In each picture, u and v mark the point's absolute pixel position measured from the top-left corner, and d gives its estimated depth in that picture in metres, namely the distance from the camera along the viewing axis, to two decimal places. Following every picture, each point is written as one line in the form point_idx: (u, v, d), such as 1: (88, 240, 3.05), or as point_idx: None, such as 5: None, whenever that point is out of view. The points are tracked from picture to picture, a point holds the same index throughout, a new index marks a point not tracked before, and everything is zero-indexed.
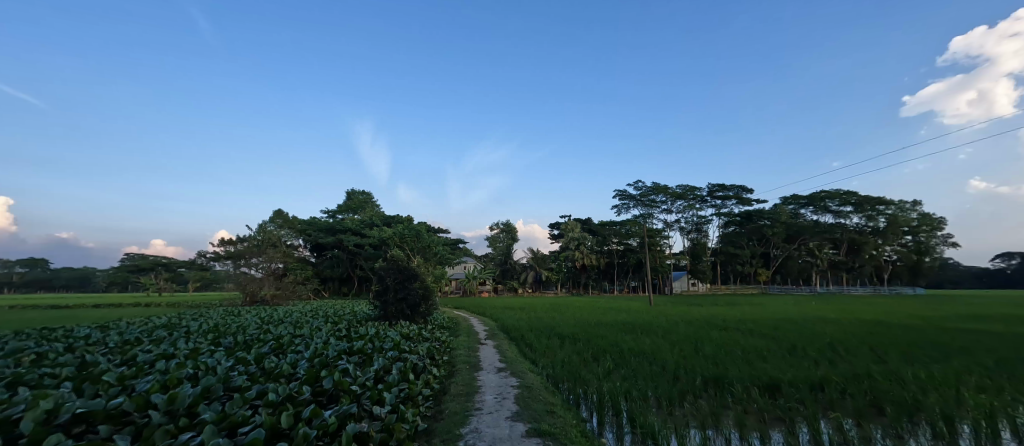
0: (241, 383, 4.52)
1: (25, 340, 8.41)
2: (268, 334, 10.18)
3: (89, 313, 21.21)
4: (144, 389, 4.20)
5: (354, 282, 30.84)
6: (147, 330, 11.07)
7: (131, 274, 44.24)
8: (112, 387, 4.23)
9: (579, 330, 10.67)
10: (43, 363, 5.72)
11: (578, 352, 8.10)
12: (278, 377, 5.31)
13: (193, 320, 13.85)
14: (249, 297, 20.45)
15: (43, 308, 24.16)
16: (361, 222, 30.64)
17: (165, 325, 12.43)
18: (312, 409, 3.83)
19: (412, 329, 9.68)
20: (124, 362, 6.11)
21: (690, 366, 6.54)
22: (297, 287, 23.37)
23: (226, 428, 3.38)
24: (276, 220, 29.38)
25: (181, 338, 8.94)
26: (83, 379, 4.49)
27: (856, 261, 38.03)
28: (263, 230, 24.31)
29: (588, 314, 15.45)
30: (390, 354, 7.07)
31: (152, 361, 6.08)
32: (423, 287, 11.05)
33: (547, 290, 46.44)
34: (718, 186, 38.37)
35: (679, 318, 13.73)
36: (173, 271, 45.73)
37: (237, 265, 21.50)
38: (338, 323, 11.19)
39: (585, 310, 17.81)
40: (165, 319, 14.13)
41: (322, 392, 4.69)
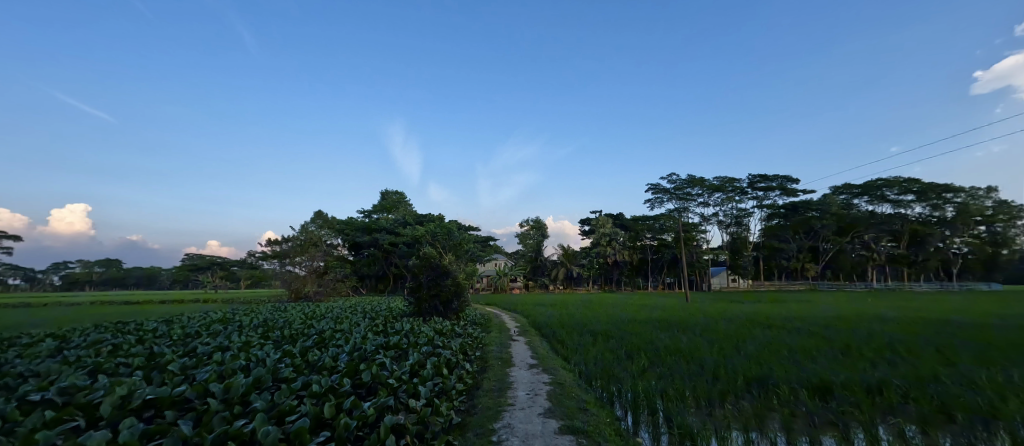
0: (288, 374, 4.69)
1: (99, 334, 9.03)
2: (312, 329, 10.56)
3: (151, 308, 22.69)
4: (204, 378, 4.43)
5: (390, 279, 31.50)
6: (204, 324, 11.74)
7: (189, 273, 47.17)
8: (174, 376, 4.48)
9: (613, 328, 10.49)
10: (119, 353, 6.15)
11: (611, 349, 7.96)
12: (320, 370, 5.47)
13: (245, 314, 14.62)
14: (294, 294, 21.52)
15: (113, 304, 26.26)
16: (395, 222, 31.22)
17: (221, 320, 13.16)
18: (352, 400, 3.92)
19: (445, 325, 9.79)
20: (186, 353, 6.47)
21: (730, 365, 6.29)
22: (338, 284, 24.08)
23: (274, 416, 3.50)
24: (317, 221, 30.43)
25: (234, 332, 9.39)
26: (152, 368, 4.78)
27: (919, 254, 35.87)
28: (304, 230, 25.07)
29: (623, 312, 15.05)
30: (424, 350, 7.12)
31: (210, 353, 6.40)
32: (456, 283, 11.21)
33: (579, 287, 46.08)
34: (759, 177, 36.85)
35: (720, 316, 13.39)
36: (227, 270, 48.07)
37: (283, 263, 22.35)
38: (376, 319, 11.48)
39: (620, 308, 17.34)
40: (221, 314, 14.99)
41: (361, 385, 4.81)
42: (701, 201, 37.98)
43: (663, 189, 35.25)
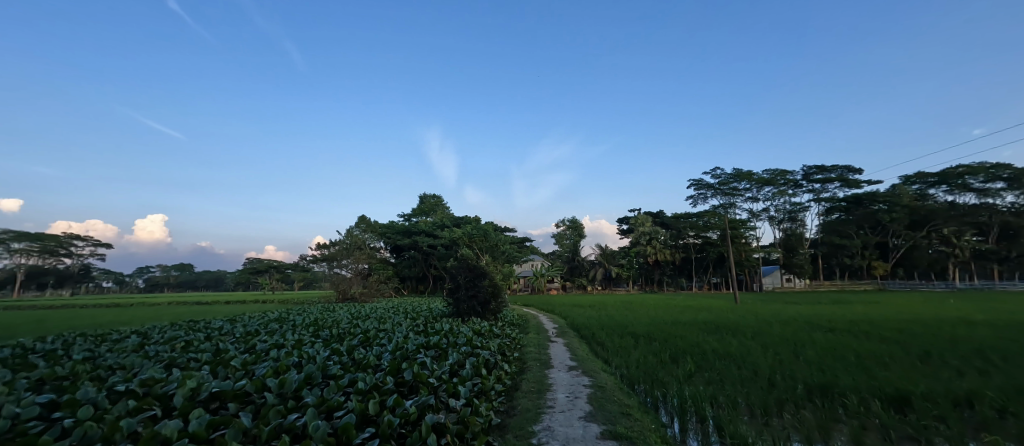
0: (336, 371, 4.83)
1: (171, 332, 9.75)
2: (358, 328, 10.87)
3: (213, 309, 24.29)
4: (261, 373, 4.67)
5: (430, 280, 31.98)
6: (263, 323, 12.44)
7: (249, 276, 50.25)
8: (236, 370, 4.74)
9: (655, 330, 10.16)
10: (190, 349, 6.60)
11: (655, 352, 7.69)
12: (365, 367, 5.60)
13: (298, 314, 15.30)
14: (341, 295, 22.15)
15: (182, 304, 28.31)
16: (433, 224, 31.71)
17: (277, 319, 13.86)
18: (395, 398, 3.96)
19: (484, 326, 9.80)
20: (247, 349, 6.84)
21: (788, 371, 5.92)
22: (381, 286, 24.69)
23: (324, 412, 3.60)
24: (360, 224, 31.42)
25: (288, 330, 9.82)
26: (217, 363, 5.08)
27: (1011, 249, 32.59)
28: (348, 233, 25.89)
29: (666, 314, 14.57)
30: (464, 350, 7.14)
31: (267, 349, 6.73)
32: (493, 284, 11.24)
33: (618, 287, 45.25)
34: (815, 168, 34.91)
35: (775, 318, 12.65)
36: (282, 272, 50.39)
37: (331, 266, 23.25)
38: (418, 319, 11.68)
39: (664, 309, 16.82)
40: (277, 314, 15.78)
41: (403, 383, 4.87)
42: (750, 195, 36.38)
43: (707, 184, 33.82)
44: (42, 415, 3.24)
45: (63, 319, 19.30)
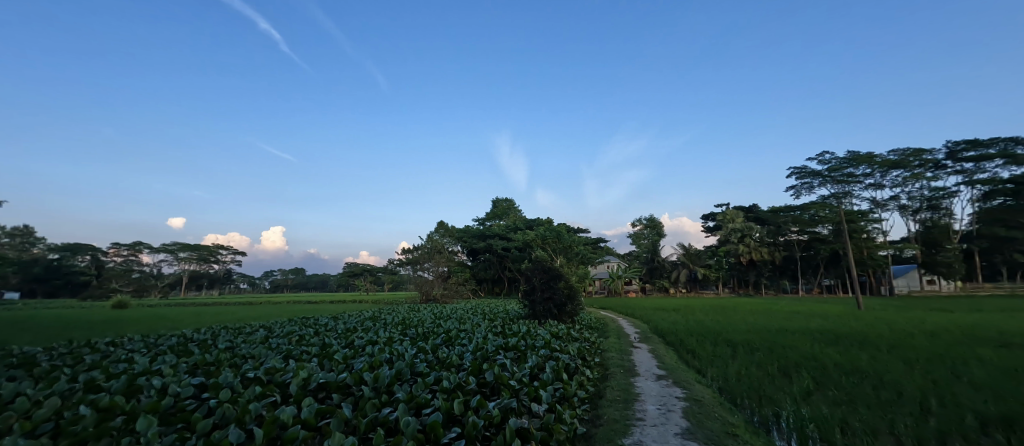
0: (419, 367, 5.72)
1: (287, 329, 11.19)
2: (440, 327, 11.36)
3: (320, 307, 27.14)
4: (359, 367, 5.71)
5: (505, 282, 32.32)
6: (359, 321, 13.84)
7: (348, 278, 54.92)
8: (337, 364, 5.85)
9: (758, 339, 9.19)
10: (303, 345, 8.19)
11: (760, 363, 6.97)
12: (449, 366, 5.83)
13: (388, 313, 16.36)
14: (424, 296, 23.26)
15: (295, 303, 31.87)
16: (507, 228, 32.14)
17: (371, 317, 15.11)
18: (478, 399, 3.94)
19: (561, 328, 9.58)
20: (348, 346, 8.25)
21: (948, 396, 5.03)
22: (460, 288, 25.39)
23: (413, 408, 3.89)
24: (439, 229, 32.71)
25: (378, 329, 10.85)
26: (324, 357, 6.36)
27: None
28: (428, 238, 26.97)
29: (769, 320, 13.16)
30: (543, 352, 7.04)
31: (361, 347, 7.93)
32: (570, 286, 10.95)
33: (705, 289, 42.38)
34: (964, 143, 29.78)
35: (911, 329, 10.76)
36: (375, 275, 54.30)
37: (415, 269, 24.45)
38: (497, 320, 11.80)
39: (766, 315, 15.16)
40: (371, 312, 17.08)
41: (486, 384, 4.88)
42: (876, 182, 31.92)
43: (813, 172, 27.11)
44: (195, 394, 4.39)
45: (204, 314, 22.71)
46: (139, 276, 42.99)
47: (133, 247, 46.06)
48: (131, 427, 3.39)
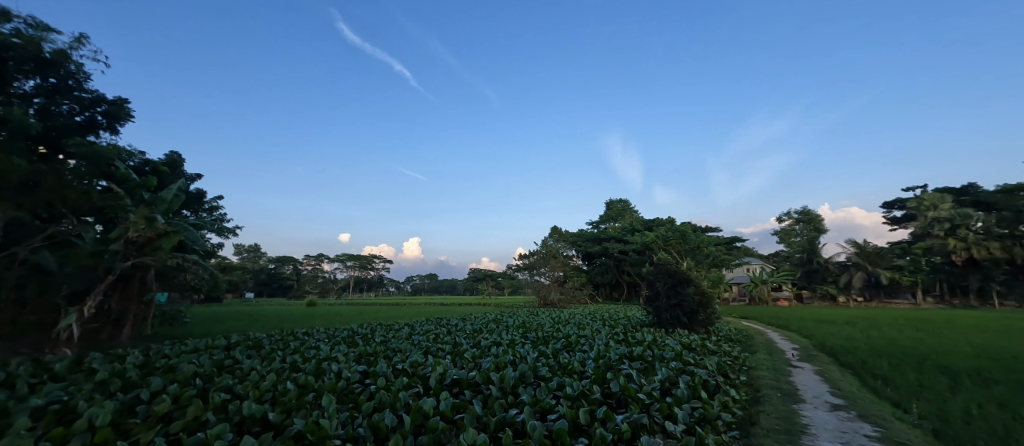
0: (544, 373, 6.24)
1: (425, 327, 12.21)
2: (559, 333, 11.11)
3: (452, 309, 29.24)
4: (486, 365, 6.72)
5: (624, 287, 30.79)
6: (484, 322, 14.36)
7: (472, 283, 58.27)
8: (467, 363, 6.93)
9: (987, 367, 6.94)
10: (438, 341, 9.21)
11: (998, 403, 5.16)
12: (571, 373, 6.37)
13: (509, 316, 16.60)
14: (542, 301, 23.55)
15: (429, 305, 34.83)
16: (622, 229, 30.87)
17: (494, 319, 15.67)
18: (605, 411, 3.64)
19: (694, 339, 8.49)
20: (474, 345, 8.84)
21: None
22: (577, 292, 24.82)
23: (539, 412, 4.04)
24: (553, 234, 31.99)
25: (502, 330, 11.30)
26: (455, 355, 7.37)
27: None
28: (543, 243, 26.83)
29: (996, 343, 10.02)
30: (674, 365, 6.34)
31: (489, 345, 8.58)
32: (701, 292, 9.41)
33: (896, 299, 34.28)
34: None
35: None
36: (496, 280, 56.58)
37: (533, 273, 24.34)
38: (613, 329, 10.92)
39: (990, 335, 11.57)
40: (494, 315, 17.59)
41: (612, 396, 4.65)
42: None
43: None
44: (361, 377, 6.21)
45: (358, 312, 26.05)
46: (323, 280, 52.25)
47: (316, 258, 54.98)
48: (320, 401, 4.96)
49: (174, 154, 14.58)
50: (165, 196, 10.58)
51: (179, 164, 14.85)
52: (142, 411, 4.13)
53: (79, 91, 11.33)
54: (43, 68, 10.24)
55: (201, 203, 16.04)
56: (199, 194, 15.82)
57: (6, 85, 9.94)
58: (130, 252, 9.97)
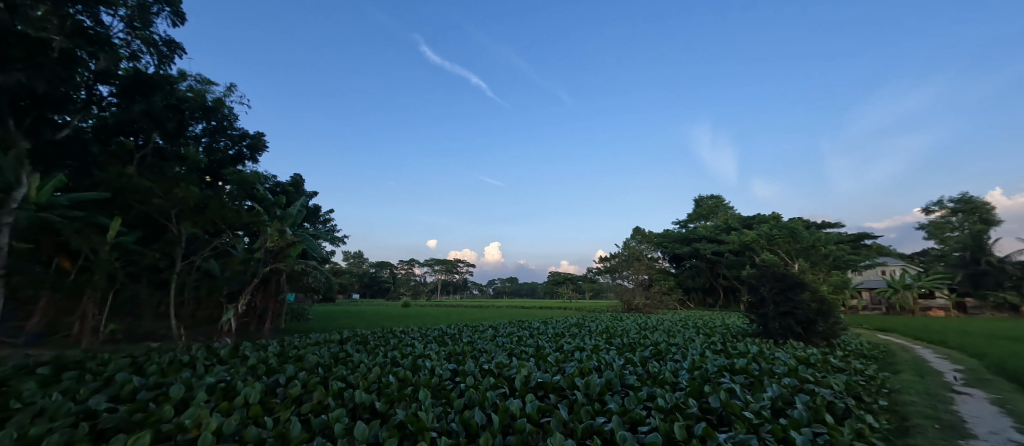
0: (632, 382, 5.63)
1: (508, 329, 12.06)
2: (646, 340, 10.25)
3: (535, 312, 29.04)
4: (570, 371, 6.24)
5: (720, 292, 28.13)
6: (565, 327, 13.88)
7: (553, 286, 57.96)
8: (552, 366, 6.50)
9: None
10: (522, 344, 8.99)
11: None
12: (662, 383, 5.76)
13: (591, 321, 15.93)
14: (626, 305, 22.42)
15: (511, 307, 35.20)
16: (716, 229, 28.41)
17: (576, 324, 15.13)
18: (705, 427, 3.35)
19: (812, 354, 7.27)
20: (557, 348, 8.44)
21: None
22: (665, 297, 23.20)
23: (629, 423, 3.87)
24: (637, 235, 30.48)
25: (585, 335, 10.70)
26: (539, 358, 7.03)
27: None
28: (625, 245, 25.36)
29: None
30: (789, 382, 5.45)
31: (572, 350, 8.10)
32: (819, 301, 8.03)
33: None
34: None
35: None
36: (577, 284, 55.51)
37: (614, 277, 23.27)
38: (708, 339, 9.71)
39: None
40: (575, 319, 17.03)
41: (711, 411, 4.36)
42: None
43: None
44: (451, 375, 6.11)
45: (445, 314, 27.02)
46: (415, 284, 57.23)
47: (408, 263, 58.47)
48: (418, 396, 5.08)
49: (298, 177, 16.48)
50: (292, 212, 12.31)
51: (301, 185, 16.32)
52: (281, 393, 5.15)
53: (229, 128, 13.66)
54: (208, 114, 12.59)
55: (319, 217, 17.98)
56: (315, 209, 17.70)
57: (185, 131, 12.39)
58: (269, 259, 11.69)
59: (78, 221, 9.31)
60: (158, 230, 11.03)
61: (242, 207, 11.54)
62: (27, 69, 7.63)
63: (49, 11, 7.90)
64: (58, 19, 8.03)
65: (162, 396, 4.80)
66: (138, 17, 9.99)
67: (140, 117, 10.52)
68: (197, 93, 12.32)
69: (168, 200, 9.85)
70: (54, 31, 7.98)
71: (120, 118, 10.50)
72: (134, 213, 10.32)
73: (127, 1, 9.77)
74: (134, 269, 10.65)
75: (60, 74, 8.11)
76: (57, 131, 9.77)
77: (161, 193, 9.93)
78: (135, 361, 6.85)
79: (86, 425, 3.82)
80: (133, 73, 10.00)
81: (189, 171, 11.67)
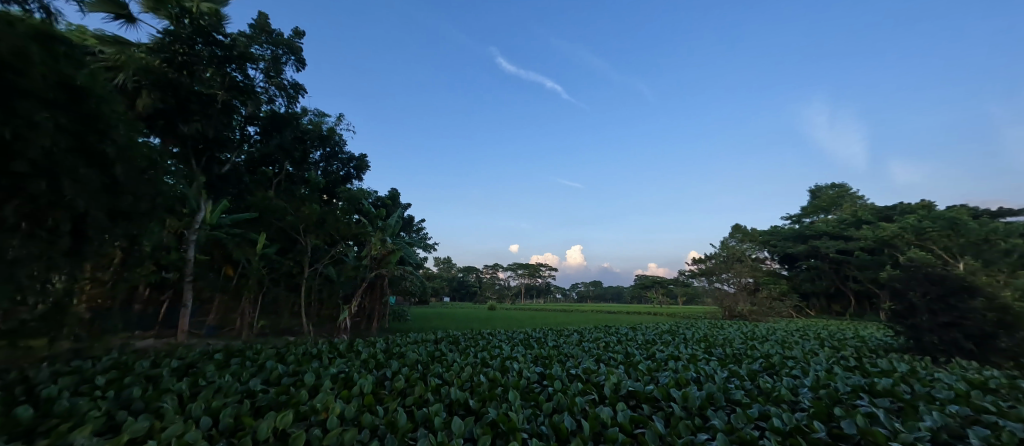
0: (740, 397, 4.73)
1: (595, 334, 11.33)
2: (756, 351, 8.93)
3: (622, 317, 27.71)
4: (664, 381, 5.43)
5: (853, 299, 21.27)
6: (657, 333, 12.75)
7: (641, 290, 55.13)
8: (643, 375, 5.75)
9: None
10: (609, 350, 8.27)
11: None
12: (778, 402, 4.79)
13: (686, 328, 14.52)
14: (728, 312, 19.87)
15: (597, 312, 33.94)
16: (839, 223, 21.51)
17: (669, 331, 13.88)
18: None
19: (991, 377, 5.67)
20: (649, 356, 7.59)
21: None
22: (777, 303, 19.98)
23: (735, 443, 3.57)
24: (737, 233, 24.78)
25: (681, 344, 9.63)
26: (629, 366, 6.29)
27: None
28: (722, 245, 23.39)
29: None
30: (956, 410, 4.21)
31: (666, 359, 7.19)
32: (999, 310, 6.29)
33: None
34: None
35: None
36: (667, 287, 52.00)
37: (711, 281, 21.58)
38: (835, 355, 8.12)
39: None
40: (667, 326, 15.68)
41: (842, 436, 3.74)
42: None
43: None
44: (539, 379, 5.61)
45: (530, 317, 26.70)
46: (500, 288, 58.36)
47: (492, 267, 59.68)
48: (507, 396, 4.64)
49: (395, 191, 17.39)
50: (391, 223, 12.99)
51: (399, 199, 17.12)
52: (388, 386, 5.00)
53: (341, 153, 14.38)
54: (324, 141, 13.36)
55: (412, 228, 18.87)
56: (408, 219, 18.65)
57: (308, 158, 13.18)
58: (373, 265, 12.22)
59: (236, 237, 11.01)
60: (292, 240, 11.84)
61: (351, 220, 12.27)
62: (201, 119, 8.93)
63: (216, 73, 8.60)
64: (220, 77, 8.72)
65: (299, 381, 4.95)
66: (274, 68, 10.07)
67: (275, 150, 11.63)
68: (316, 124, 13.24)
69: (298, 216, 10.89)
70: (218, 89, 8.81)
71: (259, 151, 11.65)
72: (274, 229, 11.50)
73: (263, 54, 9.88)
74: (276, 275, 12.00)
75: (221, 122, 9.27)
76: (222, 167, 10.82)
77: (293, 211, 11.08)
78: (281, 350, 7.37)
79: (244, 402, 4.16)
80: (269, 114, 10.97)
81: (310, 190, 12.92)
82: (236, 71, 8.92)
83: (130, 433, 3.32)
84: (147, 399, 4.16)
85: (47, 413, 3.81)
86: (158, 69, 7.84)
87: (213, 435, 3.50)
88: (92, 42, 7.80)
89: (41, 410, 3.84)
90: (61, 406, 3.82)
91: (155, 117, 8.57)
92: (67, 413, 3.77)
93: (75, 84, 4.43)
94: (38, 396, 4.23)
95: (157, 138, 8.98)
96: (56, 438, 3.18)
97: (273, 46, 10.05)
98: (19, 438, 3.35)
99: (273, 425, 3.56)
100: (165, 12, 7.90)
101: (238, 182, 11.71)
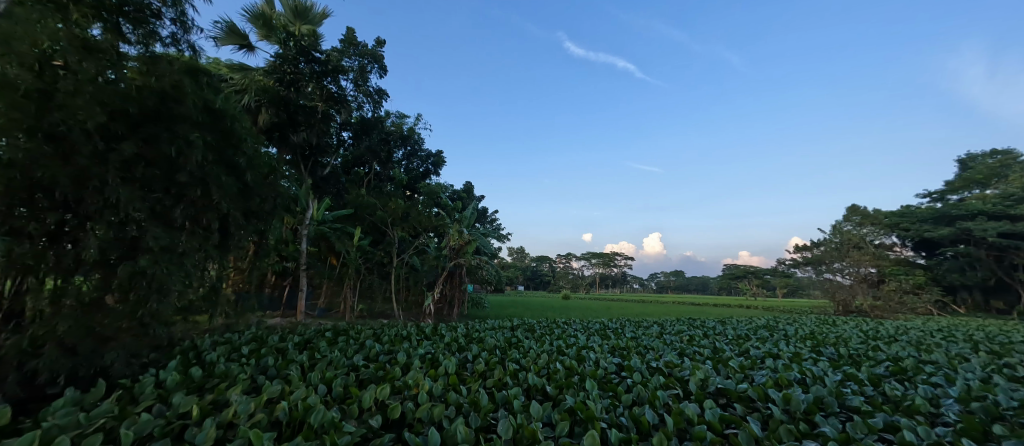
0: (860, 404, 3.79)
1: (678, 327, 10.34)
2: (880, 352, 7.57)
3: (707, 309, 25.67)
4: (760, 381, 4.61)
5: (1017, 292, 17.61)
6: (751, 328, 11.48)
7: (731, 279, 51.06)
8: (736, 372, 4.94)
9: None
10: (695, 343, 7.51)
11: None
12: (909, 413, 3.77)
13: (788, 324, 12.92)
14: (842, 307, 18.05)
15: (679, 304, 31.94)
16: (1002, 199, 17.66)
17: (767, 326, 12.43)
18: None
19: None
20: (741, 352, 6.68)
21: None
22: (908, 296, 17.18)
23: None
24: (852, 217, 21.61)
25: (781, 341, 8.46)
26: (718, 361, 5.48)
27: None
28: (835, 230, 20.54)
29: None
30: None
31: (763, 357, 6.22)
32: None
33: None
34: None
35: None
36: (761, 278, 47.44)
37: (820, 271, 19.42)
38: (994, 362, 6.49)
39: None
40: (764, 321, 14.11)
41: None
42: None
43: None
44: (616, 370, 5.05)
45: (608, 307, 25.72)
46: (574, 277, 57.32)
47: (566, 256, 58.73)
48: (584, 385, 4.15)
49: (469, 184, 17.47)
50: (467, 214, 12.87)
51: (473, 191, 17.25)
52: (470, 368, 4.74)
53: (419, 150, 14.57)
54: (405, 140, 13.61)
55: (488, 219, 18.91)
56: (484, 211, 18.72)
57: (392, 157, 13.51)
58: (452, 255, 12.18)
59: (337, 230, 11.34)
60: (382, 232, 12.30)
61: (432, 212, 12.51)
62: (306, 130, 9.41)
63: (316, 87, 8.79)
64: (318, 90, 8.93)
65: (394, 359, 4.85)
66: (361, 79, 9.68)
67: (364, 151, 12.14)
68: (396, 125, 13.55)
69: (387, 212, 11.39)
70: (318, 102, 9.18)
71: (352, 153, 12.33)
72: (366, 223, 12.07)
73: (350, 64, 9.56)
74: (370, 264, 12.23)
75: (322, 130, 9.68)
76: (322, 169, 11.25)
77: (381, 206, 11.62)
78: (376, 331, 7.56)
79: (350, 374, 4.08)
80: (359, 119, 11.44)
81: (395, 187, 13.55)
82: (332, 84, 9.05)
83: (269, 394, 3.24)
84: (278, 367, 4.23)
85: (210, 374, 3.97)
86: (272, 88, 8.40)
87: (327, 401, 3.41)
88: (225, 72, 8.68)
89: (206, 371, 4.02)
90: (220, 368, 3.95)
91: (271, 129, 9.15)
92: (224, 375, 3.87)
93: (223, 114, 4.66)
94: (204, 360, 4.44)
95: (273, 148, 9.62)
96: (216, 393, 3.20)
97: (360, 57, 9.73)
98: (193, 392, 3.45)
99: (374, 396, 3.37)
100: (275, 37, 8.35)
101: (337, 182, 12.30)
